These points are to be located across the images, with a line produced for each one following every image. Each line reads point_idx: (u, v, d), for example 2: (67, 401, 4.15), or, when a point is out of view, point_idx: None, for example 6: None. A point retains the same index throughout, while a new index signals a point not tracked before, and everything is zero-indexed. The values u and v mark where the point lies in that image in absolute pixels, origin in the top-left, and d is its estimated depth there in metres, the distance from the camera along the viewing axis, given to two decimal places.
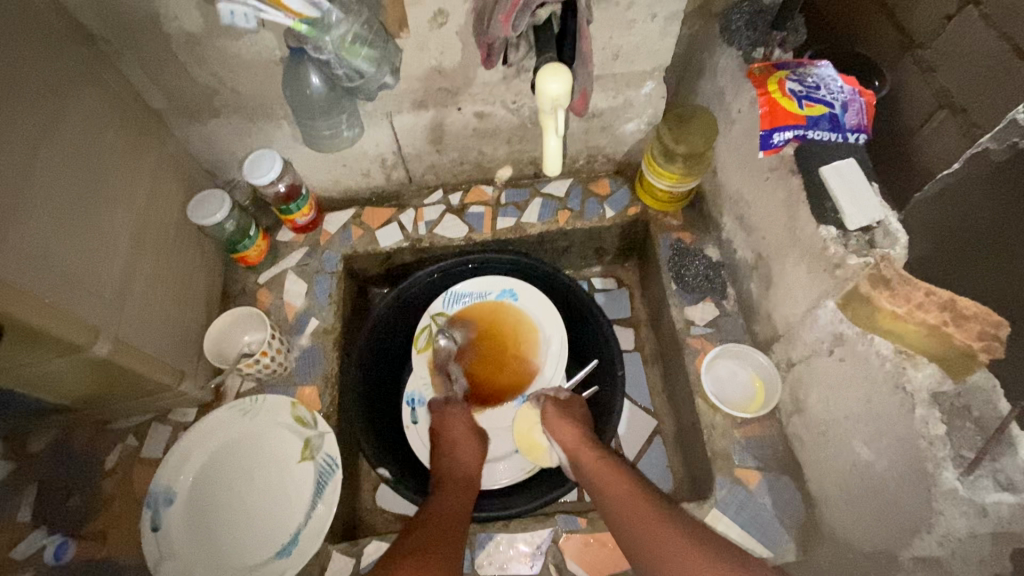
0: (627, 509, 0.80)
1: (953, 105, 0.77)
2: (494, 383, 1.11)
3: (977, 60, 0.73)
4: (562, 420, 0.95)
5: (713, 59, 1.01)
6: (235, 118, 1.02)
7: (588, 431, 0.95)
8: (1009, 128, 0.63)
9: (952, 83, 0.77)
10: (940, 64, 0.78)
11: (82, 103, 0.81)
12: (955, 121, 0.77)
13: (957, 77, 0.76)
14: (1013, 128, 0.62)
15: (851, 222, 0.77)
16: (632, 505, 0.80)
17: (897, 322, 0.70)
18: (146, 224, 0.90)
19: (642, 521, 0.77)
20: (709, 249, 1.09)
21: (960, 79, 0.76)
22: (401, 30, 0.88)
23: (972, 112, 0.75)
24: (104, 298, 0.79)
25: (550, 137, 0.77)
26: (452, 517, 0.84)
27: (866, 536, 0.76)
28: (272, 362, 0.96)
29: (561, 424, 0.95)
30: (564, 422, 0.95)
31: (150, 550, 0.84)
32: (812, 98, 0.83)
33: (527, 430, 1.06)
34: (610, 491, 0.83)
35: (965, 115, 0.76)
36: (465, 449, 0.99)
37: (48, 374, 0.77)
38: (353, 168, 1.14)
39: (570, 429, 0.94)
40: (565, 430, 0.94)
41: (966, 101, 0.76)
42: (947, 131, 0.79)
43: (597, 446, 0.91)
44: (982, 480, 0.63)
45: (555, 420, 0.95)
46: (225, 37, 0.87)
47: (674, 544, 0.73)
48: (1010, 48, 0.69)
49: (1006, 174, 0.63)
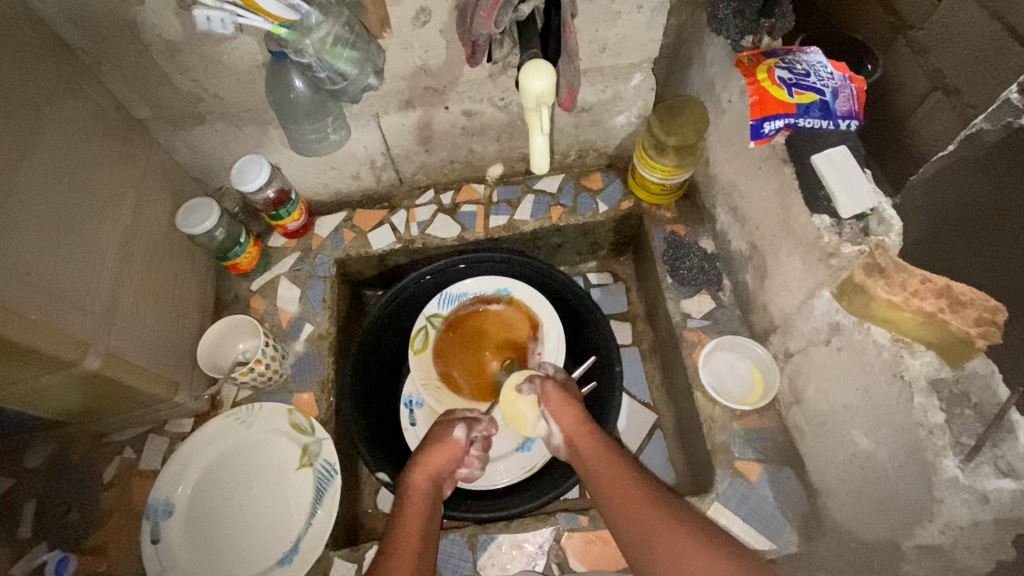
0: (624, 500, 0.76)
1: (948, 86, 0.73)
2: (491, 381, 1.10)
3: (969, 40, 0.68)
4: (559, 408, 0.90)
5: (702, 49, 1.00)
6: (220, 124, 1.01)
7: (589, 415, 0.89)
8: (1001, 108, 0.63)
9: (947, 64, 0.72)
10: (931, 45, 0.74)
11: (62, 115, 0.80)
12: (950, 103, 0.73)
13: (951, 58, 0.72)
14: (1007, 109, 0.62)
15: (845, 210, 0.76)
16: (628, 496, 0.76)
17: (893, 310, 0.69)
18: (134, 235, 0.89)
19: (639, 513, 0.73)
20: (704, 241, 1.09)
21: (954, 60, 0.71)
22: (384, 30, 0.88)
23: (966, 94, 0.70)
24: (94, 313, 0.78)
25: (538, 135, 0.75)
26: (413, 538, 0.75)
27: (868, 526, 0.76)
28: (266, 369, 0.96)
29: (560, 409, 0.89)
30: (561, 409, 0.89)
31: (151, 562, 0.84)
32: (801, 85, 0.80)
33: (511, 401, 0.97)
34: (609, 482, 0.79)
35: (959, 96, 0.71)
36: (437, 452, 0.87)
37: (39, 391, 0.76)
38: (342, 171, 1.14)
39: (572, 412, 0.89)
40: (564, 417, 0.89)
41: (960, 82, 0.71)
42: (943, 113, 0.74)
43: (599, 435, 0.85)
44: (983, 467, 0.62)
45: (553, 408, 0.90)
46: (207, 43, 0.86)
47: (668, 540, 0.69)
48: (1003, 27, 0.64)
49: (998, 157, 0.62)
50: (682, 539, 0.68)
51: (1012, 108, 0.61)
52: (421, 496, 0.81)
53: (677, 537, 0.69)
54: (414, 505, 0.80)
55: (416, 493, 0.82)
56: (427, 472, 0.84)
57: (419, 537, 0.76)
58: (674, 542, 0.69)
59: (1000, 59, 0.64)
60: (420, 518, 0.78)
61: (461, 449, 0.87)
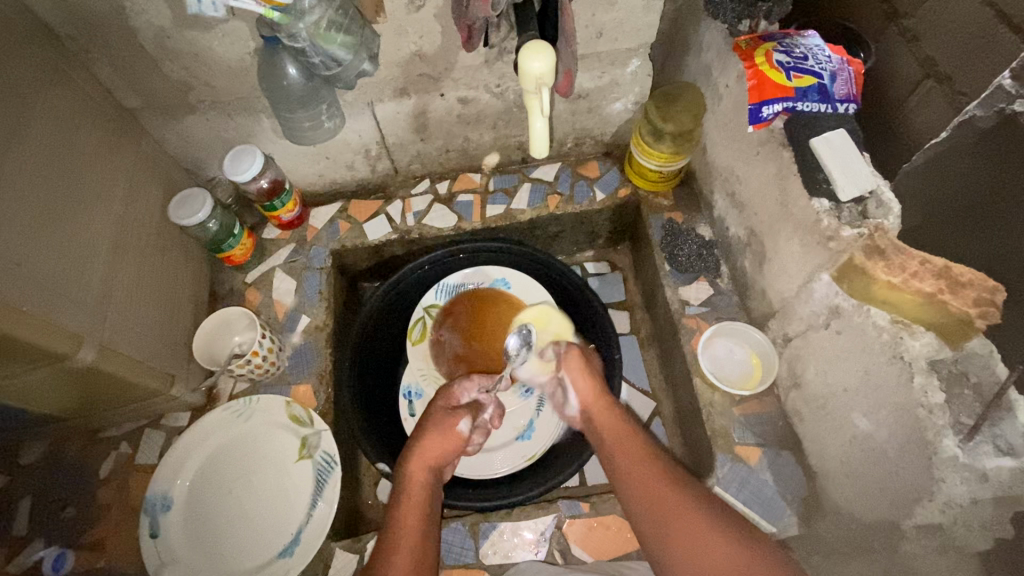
0: (642, 485, 0.73)
1: (939, 74, 0.70)
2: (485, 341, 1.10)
3: (960, 26, 0.66)
4: (578, 374, 0.88)
5: (697, 34, 0.99)
6: (212, 114, 1.00)
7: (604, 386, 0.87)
8: (994, 93, 0.62)
9: (940, 52, 0.70)
10: (924, 32, 0.72)
11: (47, 101, 0.78)
12: (941, 91, 0.70)
13: (944, 46, 0.69)
14: (999, 94, 0.61)
15: (844, 193, 0.75)
16: (650, 487, 0.72)
17: (893, 292, 0.69)
18: (125, 227, 0.88)
19: (656, 500, 0.70)
20: (701, 228, 1.09)
21: (947, 48, 0.69)
22: (378, 15, 0.86)
23: (958, 81, 0.67)
24: (88, 306, 0.77)
25: (536, 119, 0.74)
26: (412, 532, 0.73)
27: (866, 507, 0.77)
28: (263, 361, 0.95)
29: (579, 377, 0.87)
30: (580, 374, 0.88)
31: (150, 557, 0.83)
32: (800, 68, 0.80)
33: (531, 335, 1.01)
34: (629, 471, 0.75)
35: (951, 83, 0.69)
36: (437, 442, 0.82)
37: (34, 385, 0.75)
38: (337, 161, 1.12)
39: (588, 384, 0.87)
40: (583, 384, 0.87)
41: (953, 69, 0.68)
42: (936, 102, 0.71)
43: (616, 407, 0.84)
44: (982, 446, 0.63)
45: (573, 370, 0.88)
46: (196, 28, 0.84)
47: (685, 531, 0.66)
48: (995, 14, 0.62)
49: (990, 142, 0.62)
50: (699, 529, 0.66)
51: (1005, 94, 0.60)
52: (421, 488, 0.79)
53: (694, 528, 0.66)
54: (415, 499, 0.77)
55: (416, 486, 0.79)
56: (424, 464, 0.81)
57: (417, 535, 0.73)
58: (689, 535, 0.66)
59: (992, 47, 0.62)
60: (419, 511, 0.76)
61: (462, 441, 0.84)
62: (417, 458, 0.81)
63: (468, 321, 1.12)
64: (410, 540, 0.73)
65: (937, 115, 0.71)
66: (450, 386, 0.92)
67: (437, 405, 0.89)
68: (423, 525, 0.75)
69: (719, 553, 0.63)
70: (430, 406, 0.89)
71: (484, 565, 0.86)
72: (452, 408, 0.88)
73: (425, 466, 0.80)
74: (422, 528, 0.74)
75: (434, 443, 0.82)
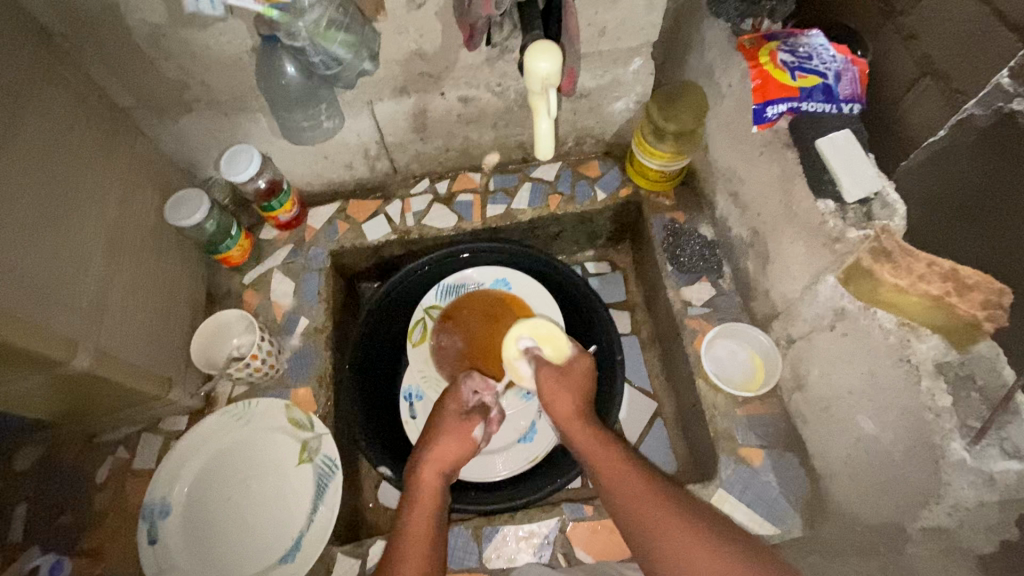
0: (636, 501, 0.71)
1: (936, 72, 0.70)
2: (485, 349, 1.09)
3: (958, 24, 0.65)
4: (562, 388, 0.86)
5: (700, 33, 0.99)
6: (207, 113, 0.99)
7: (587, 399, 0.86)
8: (993, 93, 0.60)
9: (937, 50, 0.69)
10: (920, 30, 0.71)
11: (39, 103, 0.76)
12: (938, 89, 0.70)
13: (940, 43, 0.69)
14: (997, 94, 0.59)
15: (849, 194, 0.75)
16: (645, 505, 0.70)
17: (899, 295, 0.68)
18: (121, 230, 0.86)
19: (651, 514, 0.69)
20: (703, 228, 1.08)
21: (943, 46, 0.68)
22: (378, 13, 0.85)
23: (954, 79, 0.67)
24: (83, 311, 0.76)
25: (541, 119, 0.73)
26: (419, 542, 0.72)
27: (872, 510, 0.76)
28: (262, 364, 0.94)
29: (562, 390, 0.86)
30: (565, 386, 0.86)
31: (149, 563, 0.82)
32: (804, 68, 0.80)
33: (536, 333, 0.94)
34: (622, 487, 0.73)
35: (947, 82, 0.68)
36: (448, 447, 0.82)
37: (26, 392, 0.74)
38: (335, 161, 1.11)
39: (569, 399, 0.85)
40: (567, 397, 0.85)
41: (948, 66, 0.68)
42: (932, 100, 0.71)
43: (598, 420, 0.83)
44: (989, 449, 0.62)
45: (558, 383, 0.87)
46: (193, 26, 0.83)
47: (680, 543, 0.66)
48: (991, 12, 0.61)
49: (990, 141, 0.60)
50: (692, 540, 0.65)
51: (1003, 93, 0.59)
52: (431, 494, 0.78)
53: (689, 538, 0.66)
54: (424, 505, 0.76)
55: (426, 490, 0.78)
56: (436, 467, 0.80)
57: (427, 540, 0.73)
58: (679, 542, 0.66)
59: (991, 46, 0.61)
60: (429, 517, 0.75)
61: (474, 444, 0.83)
62: (427, 463, 0.80)
63: (467, 326, 1.11)
64: (418, 545, 0.72)
65: (932, 115, 0.71)
66: (456, 387, 0.91)
67: (449, 409, 0.88)
68: (432, 529, 0.74)
69: (710, 557, 0.64)
70: (441, 410, 0.88)
71: (487, 569, 0.86)
72: (465, 412, 0.87)
73: (437, 470, 0.79)
74: (431, 536, 0.74)
75: (446, 447, 0.82)
